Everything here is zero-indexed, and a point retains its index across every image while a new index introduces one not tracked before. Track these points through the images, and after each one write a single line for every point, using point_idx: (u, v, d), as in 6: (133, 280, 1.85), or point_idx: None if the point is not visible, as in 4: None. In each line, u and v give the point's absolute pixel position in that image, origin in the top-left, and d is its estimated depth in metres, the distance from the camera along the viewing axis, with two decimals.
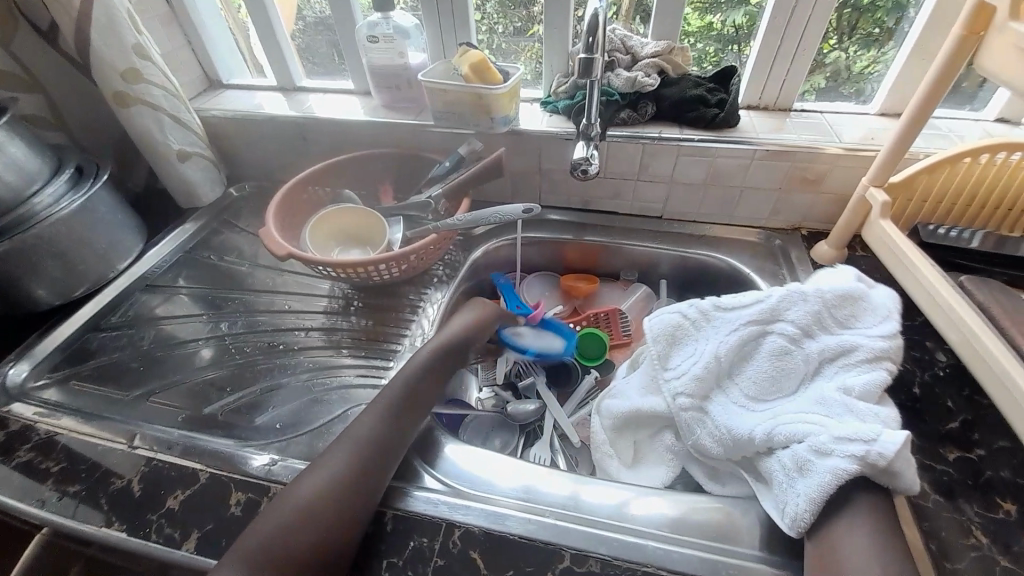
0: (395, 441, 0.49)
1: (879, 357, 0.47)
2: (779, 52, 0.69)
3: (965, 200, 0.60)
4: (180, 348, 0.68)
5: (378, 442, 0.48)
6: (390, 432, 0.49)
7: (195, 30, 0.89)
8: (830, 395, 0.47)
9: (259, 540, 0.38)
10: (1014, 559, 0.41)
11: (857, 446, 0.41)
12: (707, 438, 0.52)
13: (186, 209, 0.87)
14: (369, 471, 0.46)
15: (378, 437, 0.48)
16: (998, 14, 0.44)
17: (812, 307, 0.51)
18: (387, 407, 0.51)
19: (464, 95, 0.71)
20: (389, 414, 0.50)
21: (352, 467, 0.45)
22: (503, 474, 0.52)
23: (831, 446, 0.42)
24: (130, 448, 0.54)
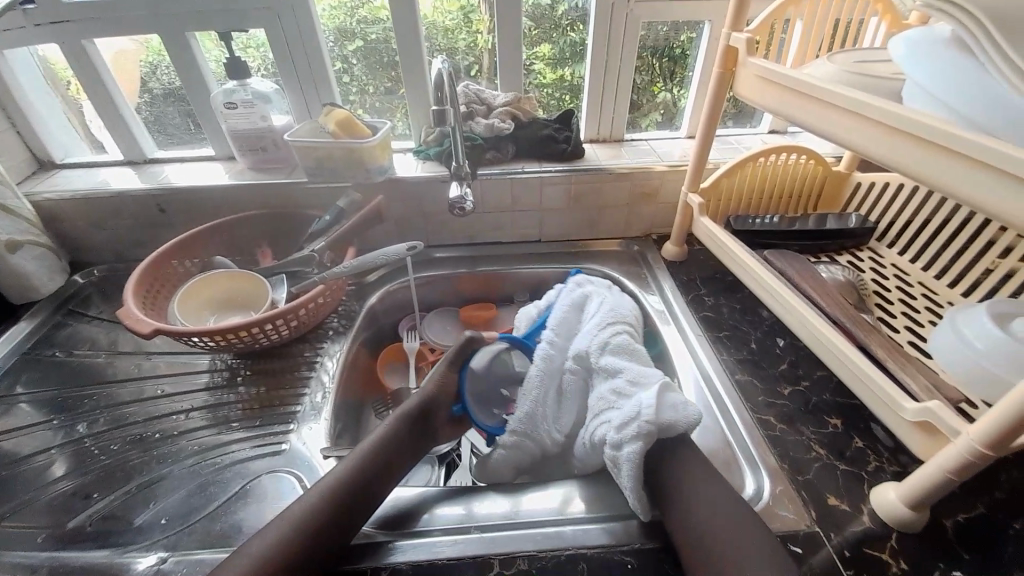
0: (397, 454, 0.54)
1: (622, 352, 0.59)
2: (604, 95, 0.84)
3: (760, 194, 0.78)
4: (25, 463, 0.58)
5: (384, 455, 0.52)
6: (364, 478, 0.49)
7: (18, 109, 0.80)
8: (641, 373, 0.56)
9: (273, 539, 0.42)
10: (845, 461, 0.52)
11: (672, 407, 0.50)
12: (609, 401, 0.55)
13: (19, 304, 0.76)
14: (375, 476, 0.50)
15: (385, 451, 0.53)
16: (738, 52, 0.60)
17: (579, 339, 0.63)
18: (405, 419, 0.57)
19: (336, 150, 0.73)
20: (398, 427, 0.56)
21: (353, 479, 0.49)
22: (445, 503, 0.53)
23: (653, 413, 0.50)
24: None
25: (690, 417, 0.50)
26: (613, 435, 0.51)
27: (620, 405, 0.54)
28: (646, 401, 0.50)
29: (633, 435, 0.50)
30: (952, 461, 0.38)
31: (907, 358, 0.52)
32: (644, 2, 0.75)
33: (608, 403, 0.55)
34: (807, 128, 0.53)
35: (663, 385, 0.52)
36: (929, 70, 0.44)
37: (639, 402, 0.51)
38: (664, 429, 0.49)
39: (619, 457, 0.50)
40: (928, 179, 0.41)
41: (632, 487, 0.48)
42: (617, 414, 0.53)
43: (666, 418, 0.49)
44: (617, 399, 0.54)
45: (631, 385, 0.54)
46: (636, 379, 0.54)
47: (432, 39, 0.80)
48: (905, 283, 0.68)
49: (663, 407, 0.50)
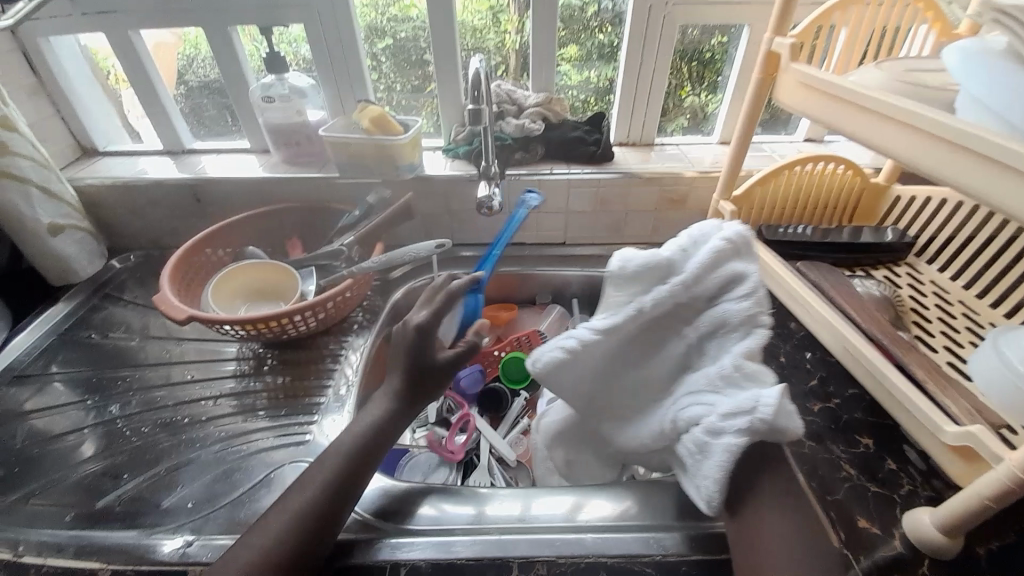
0: (386, 438, 0.53)
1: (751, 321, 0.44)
2: (635, 100, 0.83)
3: (793, 204, 0.76)
4: (57, 442, 0.60)
5: (375, 439, 0.52)
6: (364, 459, 0.50)
7: (65, 99, 0.83)
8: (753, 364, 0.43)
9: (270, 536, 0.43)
10: (876, 483, 0.50)
11: (794, 414, 0.41)
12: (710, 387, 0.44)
13: (59, 286, 0.79)
14: (365, 464, 0.50)
15: (375, 436, 0.52)
16: (780, 57, 0.59)
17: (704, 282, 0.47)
18: (393, 406, 0.55)
19: (368, 147, 0.74)
20: (387, 413, 0.54)
21: (345, 468, 0.49)
22: (460, 504, 0.54)
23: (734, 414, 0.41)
24: (14, 559, 0.48)
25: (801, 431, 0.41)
26: (709, 420, 0.43)
27: (729, 392, 0.43)
28: (768, 398, 0.40)
29: (739, 428, 0.40)
30: (990, 487, 0.37)
31: (947, 380, 0.50)
32: (681, 6, 0.74)
33: (711, 387, 0.44)
34: (848, 139, 0.51)
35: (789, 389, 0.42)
36: (984, 82, 0.42)
37: (757, 391, 0.41)
38: (776, 431, 0.40)
39: (713, 443, 0.42)
40: (980, 194, 0.39)
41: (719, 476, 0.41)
42: (723, 401, 0.42)
43: (783, 425, 0.40)
44: (725, 387, 0.43)
45: (747, 377, 0.43)
46: (752, 369, 0.43)
47: (467, 39, 0.81)
48: (944, 301, 0.65)
49: (785, 415, 0.40)
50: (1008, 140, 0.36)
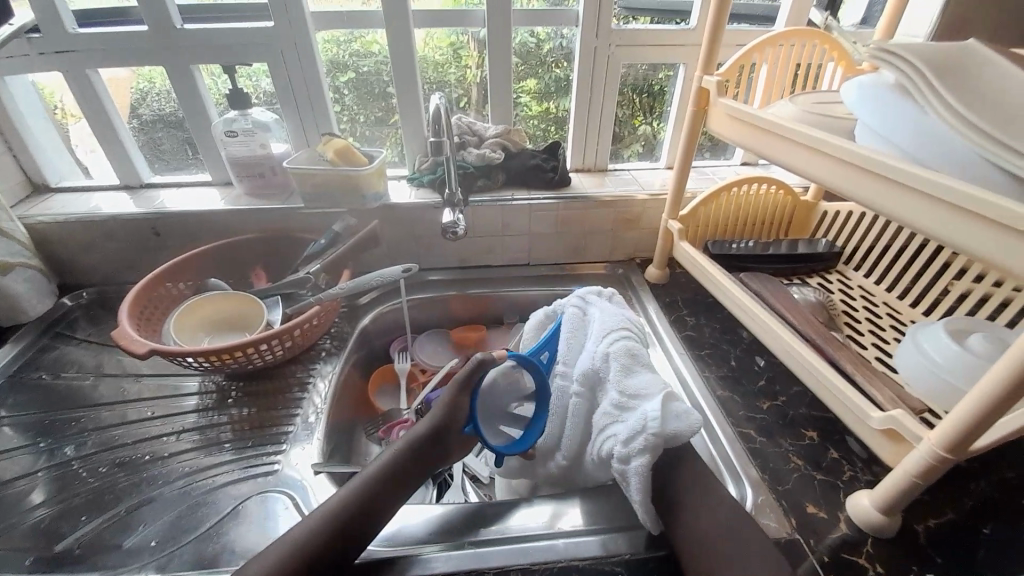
0: (406, 478, 0.52)
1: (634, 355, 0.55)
2: (588, 130, 0.90)
3: (735, 221, 0.82)
4: (6, 488, 0.57)
5: (392, 476, 0.51)
6: (377, 494, 0.49)
7: (19, 137, 0.81)
8: (643, 388, 0.52)
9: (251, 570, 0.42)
10: (821, 471, 0.55)
11: (674, 421, 0.48)
12: (617, 427, 0.51)
13: (5, 326, 0.75)
14: (376, 500, 0.49)
15: (393, 472, 0.51)
16: (710, 92, 0.66)
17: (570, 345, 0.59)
18: (417, 444, 0.53)
19: (334, 177, 0.76)
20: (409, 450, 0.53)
21: (354, 504, 0.47)
22: (436, 521, 0.54)
23: (630, 440, 0.49)
24: None
25: (693, 427, 0.49)
26: (619, 446, 0.50)
27: (624, 418, 0.51)
28: (651, 413, 0.49)
29: (641, 447, 0.48)
30: (918, 466, 0.41)
31: (874, 373, 0.56)
32: (624, 46, 0.82)
33: (610, 418, 0.52)
34: (773, 161, 0.57)
35: (668, 393, 0.50)
36: (877, 113, 0.49)
37: (644, 414, 0.49)
38: (668, 440, 0.48)
39: (626, 469, 0.49)
40: (883, 208, 0.45)
41: (638, 495, 0.48)
42: (622, 427, 0.51)
43: (671, 428, 0.48)
44: (620, 414, 0.52)
45: (631, 399, 0.51)
46: (635, 392, 0.52)
47: (429, 74, 0.85)
48: (871, 302, 0.73)
49: (669, 415, 0.49)
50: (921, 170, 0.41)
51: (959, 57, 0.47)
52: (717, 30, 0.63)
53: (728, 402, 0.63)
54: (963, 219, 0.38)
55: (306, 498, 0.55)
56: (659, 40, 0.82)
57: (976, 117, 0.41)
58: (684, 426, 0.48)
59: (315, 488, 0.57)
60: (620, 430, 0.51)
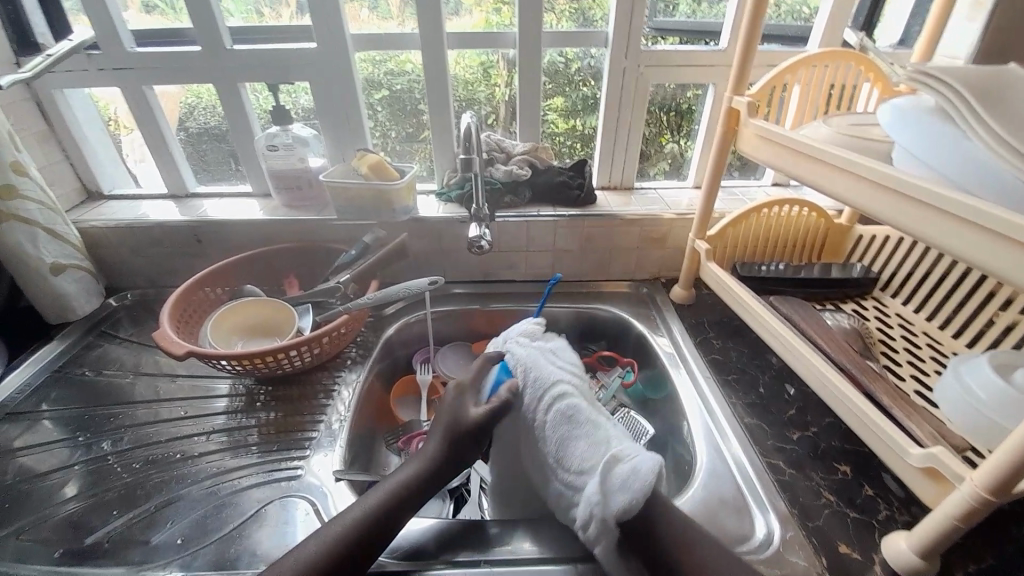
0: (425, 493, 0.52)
1: (569, 414, 0.53)
2: (614, 149, 0.90)
3: (764, 243, 0.81)
4: (42, 480, 0.60)
5: (413, 492, 0.51)
6: (399, 508, 0.49)
7: (75, 145, 0.88)
8: (600, 449, 0.51)
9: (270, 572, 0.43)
10: (854, 509, 0.52)
11: (623, 492, 0.46)
12: (573, 505, 0.50)
13: (55, 324, 0.80)
14: (397, 514, 0.49)
15: (414, 488, 0.51)
16: (739, 114, 0.66)
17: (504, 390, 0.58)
18: (438, 458, 0.53)
19: (365, 190, 0.79)
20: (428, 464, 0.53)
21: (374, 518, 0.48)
22: (451, 538, 0.54)
23: (583, 526, 0.48)
24: None
25: (646, 486, 0.46)
26: (580, 529, 0.48)
27: (578, 497, 0.49)
28: (593, 495, 0.47)
29: (591, 530, 0.47)
30: (959, 507, 0.39)
31: (912, 407, 0.53)
32: (652, 66, 0.82)
33: (567, 492, 0.51)
34: (806, 184, 0.56)
35: (608, 463, 0.48)
36: (915, 138, 0.48)
37: (590, 495, 0.47)
38: (618, 518, 0.46)
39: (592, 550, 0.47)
40: (922, 234, 0.43)
41: (615, 573, 0.47)
42: (577, 507, 0.49)
43: (616, 506, 0.46)
44: (573, 489, 0.50)
45: (580, 472, 0.50)
46: (582, 464, 0.50)
47: (461, 92, 0.88)
48: (909, 332, 0.70)
49: (614, 485, 0.47)
50: (959, 195, 0.40)
51: (1003, 82, 0.46)
52: (749, 52, 0.63)
53: (756, 431, 0.61)
54: (1009, 247, 0.36)
55: (325, 505, 0.56)
56: (689, 61, 0.82)
57: (1019, 141, 0.40)
58: (628, 499, 0.46)
59: (335, 496, 0.57)
60: (578, 512, 0.48)
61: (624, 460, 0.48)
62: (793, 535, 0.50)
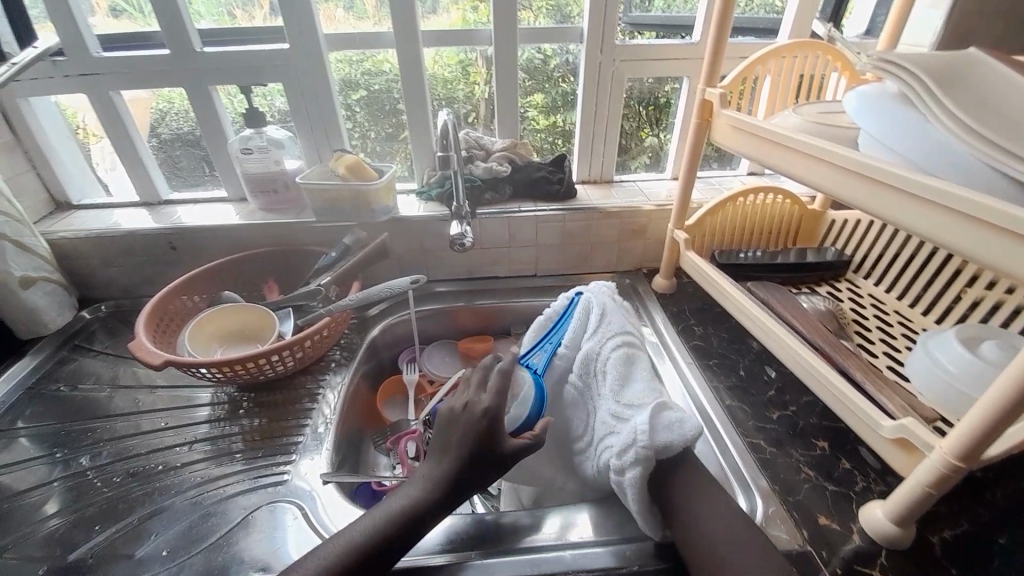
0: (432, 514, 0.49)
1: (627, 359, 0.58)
2: (593, 143, 0.91)
3: (742, 230, 0.82)
4: (21, 499, 0.58)
5: (417, 513, 0.48)
6: (401, 530, 0.47)
7: (42, 155, 0.85)
8: (649, 391, 0.54)
9: None
10: (833, 482, 0.54)
11: (666, 431, 0.49)
12: (611, 438, 0.53)
13: (26, 339, 0.78)
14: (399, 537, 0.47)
15: (418, 510, 0.48)
16: (712, 105, 0.67)
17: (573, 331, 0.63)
18: (457, 471, 0.50)
19: (344, 192, 0.78)
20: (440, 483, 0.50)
21: (370, 544, 0.45)
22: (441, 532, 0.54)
23: (620, 451, 0.51)
24: None
25: (688, 437, 0.49)
26: (615, 457, 0.51)
27: (618, 430, 0.52)
28: (641, 423, 0.50)
29: (631, 457, 0.50)
30: (929, 475, 0.40)
31: (885, 382, 0.55)
32: (627, 61, 0.83)
33: (608, 427, 0.54)
34: (776, 170, 0.58)
35: (659, 405, 0.52)
36: (877, 122, 0.50)
37: (634, 425, 0.51)
38: (660, 451, 0.49)
39: (622, 481, 0.50)
40: (886, 215, 0.45)
41: (637, 506, 0.49)
42: (617, 438, 0.52)
43: (661, 440, 0.49)
44: (616, 424, 0.53)
45: (627, 408, 0.53)
46: (630, 401, 0.53)
47: (438, 90, 0.87)
48: (882, 311, 0.72)
49: (660, 425, 0.50)
50: (918, 176, 0.41)
51: (959, 65, 0.47)
52: (719, 44, 0.64)
53: (738, 413, 0.63)
54: (966, 223, 0.38)
55: (314, 507, 0.56)
56: (663, 55, 0.83)
57: (976, 123, 0.41)
58: (672, 436, 0.49)
59: (324, 498, 0.57)
60: (615, 441, 0.52)
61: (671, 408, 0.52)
62: (776, 510, 0.51)
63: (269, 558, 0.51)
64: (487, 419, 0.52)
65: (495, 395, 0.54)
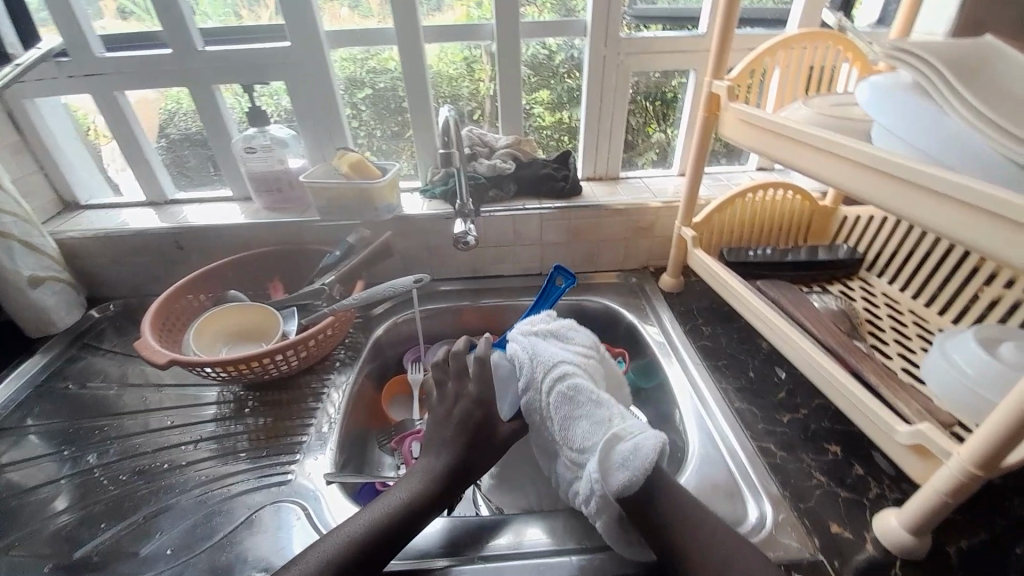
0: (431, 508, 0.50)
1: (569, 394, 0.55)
2: (599, 140, 0.90)
3: (751, 227, 0.81)
4: (29, 496, 0.59)
5: (416, 507, 0.49)
6: (399, 524, 0.47)
7: (50, 155, 0.86)
8: (598, 430, 0.51)
9: None
10: (845, 487, 0.52)
11: (623, 471, 0.47)
12: (576, 482, 0.51)
13: (36, 338, 0.78)
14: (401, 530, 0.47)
15: (417, 504, 0.49)
16: (721, 99, 0.65)
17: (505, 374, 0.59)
18: (449, 465, 0.52)
19: (348, 190, 0.78)
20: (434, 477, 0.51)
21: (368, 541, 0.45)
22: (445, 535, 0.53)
23: (583, 502, 0.49)
24: None
25: (644, 468, 0.47)
26: (581, 505, 0.50)
27: (581, 475, 0.51)
28: (593, 472, 0.48)
29: (592, 505, 0.48)
30: (946, 482, 0.39)
31: (899, 384, 0.54)
32: (634, 55, 0.82)
33: (570, 473, 0.52)
34: (786, 166, 0.56)
35: (609, 442, 0.50)
36: (891, 116, 0.48)
37: (589, 472, 0.49)
38: (619, 495, 0.47)
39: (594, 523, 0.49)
40: (901, 212, 0.43)
41: (618, 546, 0.48)
42: (581, 485, 0.50)
43: (618, 482, 0.47)
44: (577, 470, 0.51)
45: (581, 452, 0.51)
46: (582, 445, 0.51)
47: (442, 87, 0.87)
48: (896, 311, 0.70)
49: (614, 467, 0.48)
50: (936, 171, 0.40)
51: (980, 56, 0.45)
52: (728, 36, 0.63)
53: (747, 415, 0.61)
54: (986, 220, 0.36)
55: (318, 508, 0.56)
56: (670, 48, 0.82)
57: (997, 114, 0.40)
58: (634, 475, 0.47)
59: (328, 498, 0.57)
60: (578, 488, 0.50)
61: (630, 440, 0.49)
62: (786, 516, 0.50)
63: (273, 558, 0.51)
64: (472, 406, 0.56)
65: (480, 384, 0.57)
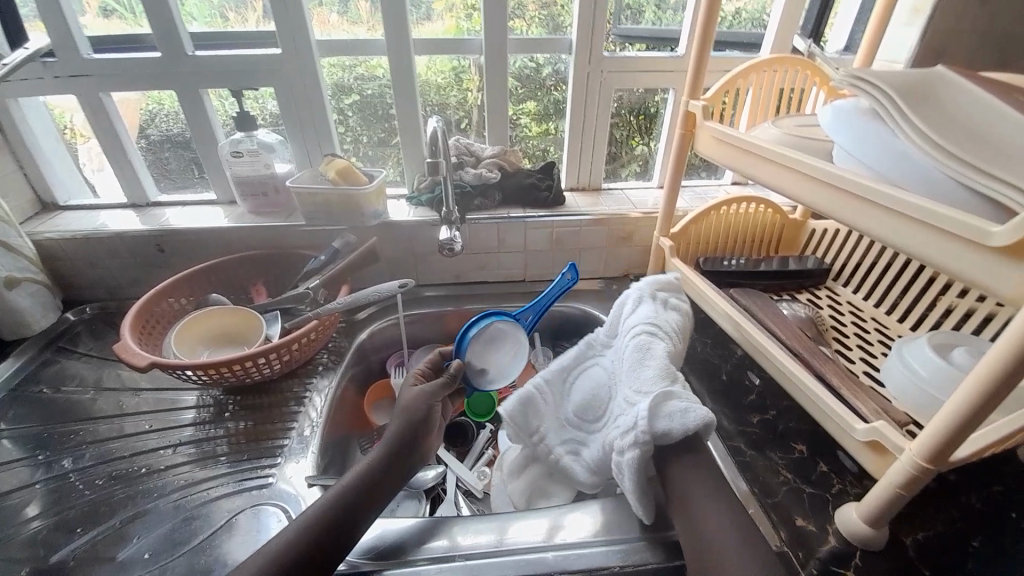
0: (386, 480, 0.52)
1: (648, 342, 0.56)
2: (582, 151, 0.92)
3: (726, 238, 0.84)
4: (2, 500, 0.57)
5: (371, 481, 0.50)
6: (363, 495, 0.49)
7: (30, 156, 0.84)
8: (661, 382, 0.52)
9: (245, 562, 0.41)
10: (810, 485, 0.55)
11: (665, 420, 0.48)
12: (619, 423, 0.53)
13: (9, 340, 0.77)
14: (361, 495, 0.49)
15: (371, 477, 0.51)
16: (696, 117, 0.69)
17: (623, 315, 0.62)
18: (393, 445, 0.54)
19: (336, 196, 0.79)
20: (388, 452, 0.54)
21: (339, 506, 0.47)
22: (427, 535, 0.54)
23: (619, 440, 0.51)
24: None
25: (687, 428, 0.47)
26: (617, 440, 0.51)
27: (628, 413, 0.52)
28: (642, 411, 0.49)
29: (630, 446, 0.49)
30: (898, 476, 0.42)
31: (860, 386, 0.57)
32: (616, 72, 0.85)
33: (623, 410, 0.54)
34: (754, 180, 0.60)
35: (665, 394, 0.49)
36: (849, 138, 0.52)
37: (636, 416, 0.50)
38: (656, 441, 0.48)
39: (622, 461, 0.50)
40: (857, 225, 0.47)
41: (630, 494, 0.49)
42: (625, 420, 0.51)
43: (660, 428, 0.48)
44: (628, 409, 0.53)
45: (639, 395, 0.52)
46: (643, 389, 0.52)
47: (430, 96, 0.89)
48: (860, 318, 0.74)
49: (659, 415, 0.48)
50: (886, 187, 0.43)
51: (926, 83, 0.49)
52: (702, 58, 0.66)
53: (719, 417, 0.64)
54: (929, 232, 0.40)
55: (299, 510, 0.56)
56: (650, 67, 0.85)
57: (939, 137, 0.43)
58: (670, 427, 0.47)
59: (310, 500, 0.57)
60: (619, 426, 0.52)
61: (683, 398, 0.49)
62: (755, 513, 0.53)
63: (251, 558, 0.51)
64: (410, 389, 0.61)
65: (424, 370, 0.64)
